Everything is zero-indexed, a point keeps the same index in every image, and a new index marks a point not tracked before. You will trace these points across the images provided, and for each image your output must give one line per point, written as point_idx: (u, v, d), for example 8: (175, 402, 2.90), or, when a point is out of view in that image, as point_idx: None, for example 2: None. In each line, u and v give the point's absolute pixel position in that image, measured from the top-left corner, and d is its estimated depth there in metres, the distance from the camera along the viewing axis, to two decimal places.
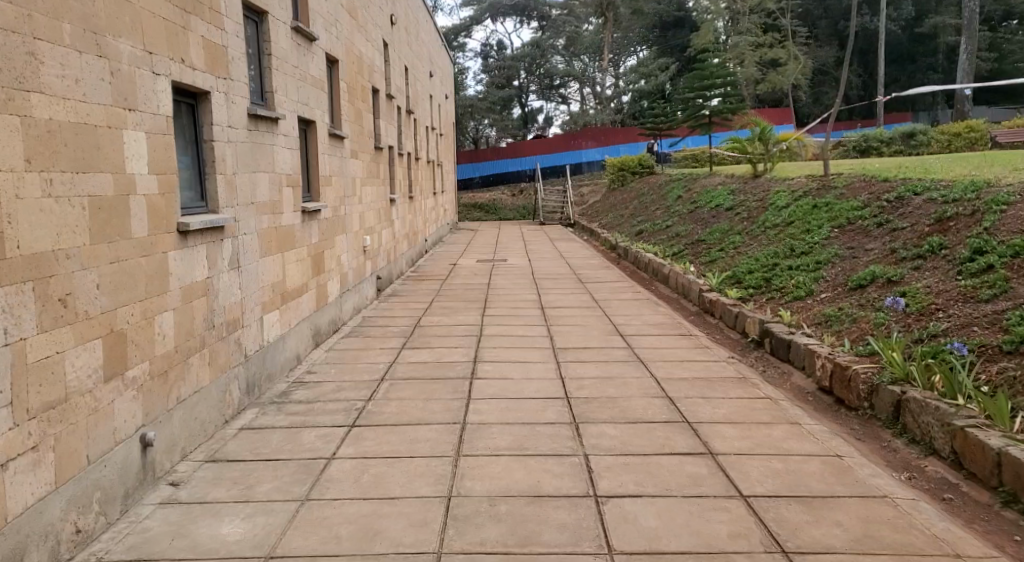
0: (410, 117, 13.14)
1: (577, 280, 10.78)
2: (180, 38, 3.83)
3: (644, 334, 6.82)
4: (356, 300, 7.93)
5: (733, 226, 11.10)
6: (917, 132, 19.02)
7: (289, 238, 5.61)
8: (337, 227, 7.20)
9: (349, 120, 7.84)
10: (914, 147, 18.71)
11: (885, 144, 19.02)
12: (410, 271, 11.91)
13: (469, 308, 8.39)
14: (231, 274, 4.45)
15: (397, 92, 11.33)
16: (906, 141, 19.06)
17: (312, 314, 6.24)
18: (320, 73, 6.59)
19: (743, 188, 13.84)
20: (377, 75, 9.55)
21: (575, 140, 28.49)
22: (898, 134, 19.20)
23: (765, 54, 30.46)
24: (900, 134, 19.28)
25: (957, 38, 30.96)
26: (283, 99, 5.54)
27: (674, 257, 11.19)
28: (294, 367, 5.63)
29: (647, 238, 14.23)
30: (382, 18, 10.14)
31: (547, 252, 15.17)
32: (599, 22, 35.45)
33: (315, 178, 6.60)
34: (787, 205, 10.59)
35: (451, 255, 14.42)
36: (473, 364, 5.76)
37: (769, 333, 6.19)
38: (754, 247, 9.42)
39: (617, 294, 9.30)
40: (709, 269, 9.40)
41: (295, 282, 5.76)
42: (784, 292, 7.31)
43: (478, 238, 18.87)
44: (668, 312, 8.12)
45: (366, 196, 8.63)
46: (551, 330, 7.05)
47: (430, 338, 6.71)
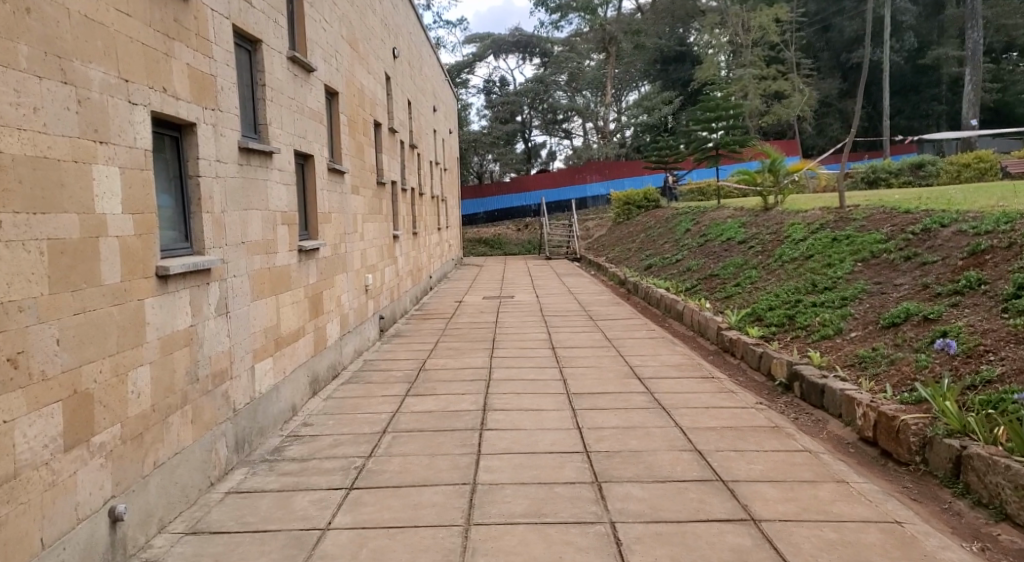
0: (413, 151, 12.89)
1: (587, 317, 10.37)
2: (162, 65, 3.53)
3: (664, 376, 6.39)
4: (357, 342, 7.55)
5: (748, 260, 10.71)
6: (927, 163, 18.77)
7: (283, 280, 5.26)
8: (337, 266, 6.85)
9: (349, 155, 7.56)
10: (923, 178, 18.44)
11: (894, 175, 18.78)
12: (414, 309, 11.51)
13: (476, 349, 7.98)
14: (218, 322, 4.08)
15: (399, 127, 11.09)
16: (915, 172, 18.80)
17: (309, 360, 5.86)
18: (318, 105, 6.32)
19: (754, 221, 13.51)
20: (379, 109, 9.30)
21: (579, 174, 28.31)
22: (907, 165, 18.96)
23: (769, 86, 30.44)
24: (908, 165, 19.04)
25: (960, 69, 30.94)
26: (277, 132, 5.25)
27: (688, 292, 10.79)
28: (288, 418, 5.23)
29: (658, 273, 13.86)
30: (385, 52, 9.95)
31: (554, 288, 14.78)
32: (601, 58, 35.65)
33: (313, 216, 6.27)
34: (804, 238, 10.23)
35: (456, 292, 14.03)
36: (481, 413, 5.34)
37: (798, 376, 5.77)
38: (772, 283, 9.03)
39: (630, 332, 8.88)
40: (726, 305, 8.99)
41: (290, 327, 5.39)
42: (809, 330, 6.91)
43: (483, 273, 18.49)
44: (686, 351, 7.70)
45: (367, 233, 8.30)
46: (564, 373, 6.64)
47: (435, 384, 6.30)
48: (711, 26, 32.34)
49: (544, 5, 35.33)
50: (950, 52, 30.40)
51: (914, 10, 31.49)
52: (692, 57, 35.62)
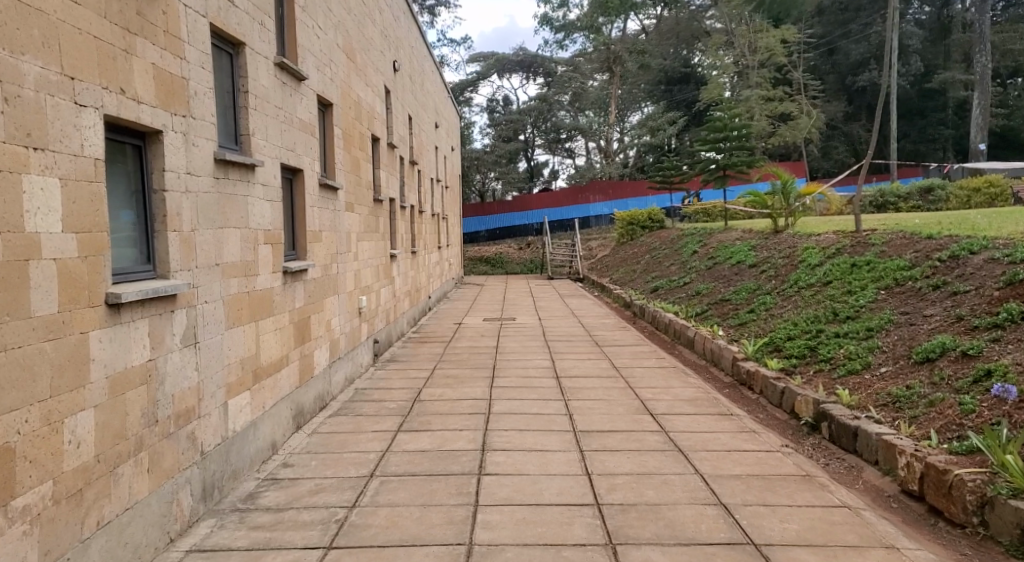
0: (414, 168, 12.49)
1: (593, 343, 9.89)
2: (121, 63, 3.11)
3: (679, 413, 5.90)
4: (348, 369, 7.08)
5: (761, 285, 10.24)
6: (935, 187, 18.39)
7: (264, 305, 4.80)
8: (327, 288, 6.40)
9: (344, 170, 7.13)
10: (933, 203, 18.02)
11: (902, 200, 18.41)
12: (411, 331, 11.04)
13: (475, 377, 7.50)
14: (183, 354, 3.61)
15: (399, 143, 10.69)
16: (924, 196, 18.43)
17: (292, 391, 5.39)
18: (309, 116, 5.92)
19: (765, 244, 13.08)
20: (377, 122, 8.90)
21: (582, 193, 27.95)
22: (915, 190, 18.59)
23: (775, 108, 30.13)
24: (917, 188, 18.63)
25: (967, 93, 30.57)
26: (261, 143, 4.83)
27: (698, 318, 10.31)
28: (267, 458, 4.74)
29: (664, 296, 13.39)
30: (384, 66, 9.58)
31: (557, 310, 14.30)
32: (605, 78, 35.45)
33: (302, 234, 5.83)
34: (820, 263, 9.77)
35: (456, 314, 13.55)
36: (480, 453, 4.85)
37: (827, 415, 5.29)
38: (788, 310, 8.55)
39: (639, 360, 8.39)
40: (739, 333, 8.51)
41: (271, 356, 4.92)
42: (833, 364, 6.43)
43: (484, 293, 18.02)
44: (700, 383, 7.21)
45: (362, 252, 7.86)
46: (570, 407, 6.17)
47: (431, 418, 5.81)
48: (716, 47, 32.16)
49: (548, 24, 35.17)
50: (957, 75, 30.12)
51: (920, 33, 31.24)
52: (697, 78, 35.39)
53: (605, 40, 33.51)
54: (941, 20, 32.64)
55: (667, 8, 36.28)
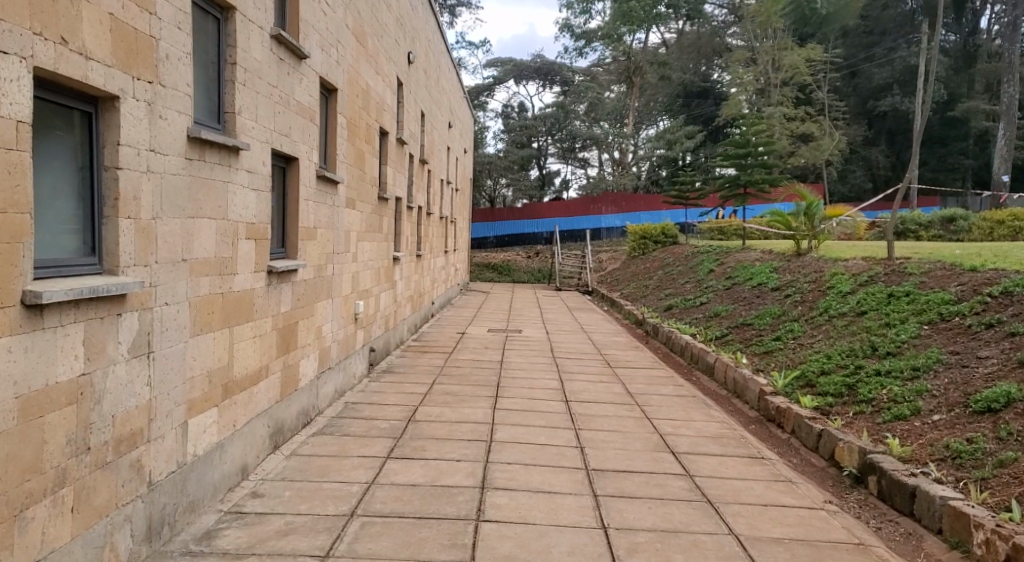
0: (423, 167, 11.90)
1: (604, 363, 9.27)
2: (65, 8, 2.56)
3: (704, 455, 5.28)
4: (339, 381, 6.46)
5: (787, 311, 9.60)
6: (958, 217, 17.60)
7: (241, 308, 4.20)
8: (319, 292, 5.80)
9: (346, 163, 6.53)
10: (955, 233, 17.34)
11: (923, 228, 17.72)
12: (411, 339, 10.42)
13: (477, 396, 6.87)
14: (131, 367, 2.99)
15: (409, 140, 10.09)
16: (946, 226, 17.66)
17: (270, 407, 4.78)
18: (309, 100, 5.32)
19: (787, 266, 12.46)
20: (387, 115, 8.31)
21: (595, 204, 27.35)
22: (937, 218, 17.82)
23: (797, 127, 29.49)
24: (939, 217, 17.78)
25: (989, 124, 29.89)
26: (250, 124, 4.23)
27: (717, 343, 9.67)
28: (234, 485, 4.12)
29: (679, 316, 12.75)
30: (398, 57, 9.00)
31: (565, 324, 13.68)
32: (623, 90, 34.95)
33: (292, 230, 5.21)
34: (852, 291, 9.12)
35: (459, 322, 12.94)
36: (479, 492, 4.23)
37: (876, 468, 4.64)
38: (819, 341, 7.89)
39: (654, 386, 7.75)
40: (765, 363, 7.86)
41: (246, 368, 4.30)
42: (876, 407, 5.76)
43: (489, 302, 17.38)
44: (723, 417, 6.57)
45: (362, 253, 7.25)
46: (581, 439, 5.54)
47: (426, 443, 5.19)
48: (739, 63, 31.61)
49: (568, 31, 34.64)
50: (981, 105, 29.45)
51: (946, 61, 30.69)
52: (716, 94, 34.84)
53: (626, 50, 32.99)
54: (967, 49, 32.01)
55: (689, 22, 35.76)
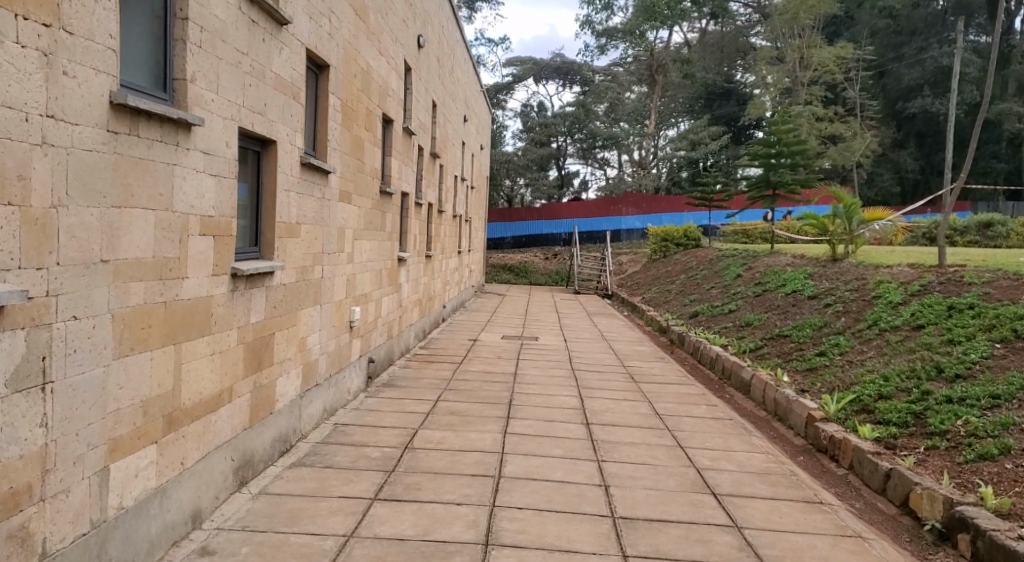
0: (435, 162, 11.15)
1: (628, 377, 8.45)
2: None
3: (752, 498, 4.46)
4: (327, 398, 5.72)
5: (829, 322, 8.70)
6: (996, 223, 16.51)
7: (191, 322, 3.45)
8: (302, 299, 5.05)
9: (339, 151, 5.75)
10: (991, 239, 16.24)
11: (958, 234, 16.69)
12: (417, 346, 9.64)
13: (485, 417, 6.07)
14: (11, 407, 2.30)
15: (418, 132, 9.31)
16: (983, 231, 16.58)
17: (233, 437, 4.02)
18: (291, 74, 4.56)
19: (824, 272, 11.59)
20: (391, 101, 7.54)
21: (615, 205, 26.52)
22: (974, 223, 16.75)
23: (826, 128, 28.42)
24: (975, 222, 16.73)
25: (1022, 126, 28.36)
26: (206, 94, 3.47)
27: (752, 355, 8.81)
28: (182, 536, 3.39)
29: (708, 324, 11.90)
30: (406, 41, 8.22)
31: (583, 331, 12.85)
32: (644, 89, 34.04)
33: (269, 227, 4.46)
34: (904, 301, 8.21)
35: (471, 327, 12.17)
36: (482, 551, 3.45)
37: (967, 523, 3.80)
38: (872, 359, 6.98)
39: (685, 406, 6.91)
40: (811, 382, 6.97)
41: (200, 392, 3.55)
42: (954, 442, 4.84)
43: (504, 305, 16.56)
44: (766, 447, 5.74)
45: (358, 252, 6.49)
46: (605, 476, 4.75)
47: (423, 480, 4.42)
48: (764, 62, 30.60)
49: (589, 28, 33.72)
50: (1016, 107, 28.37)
51: (978, 61, 29.73)
52: (739, 95, 34.15)
53: (648, 48, 31.95)
54: (1000, 50, 30.79)
55: (713, 20, 34.83)
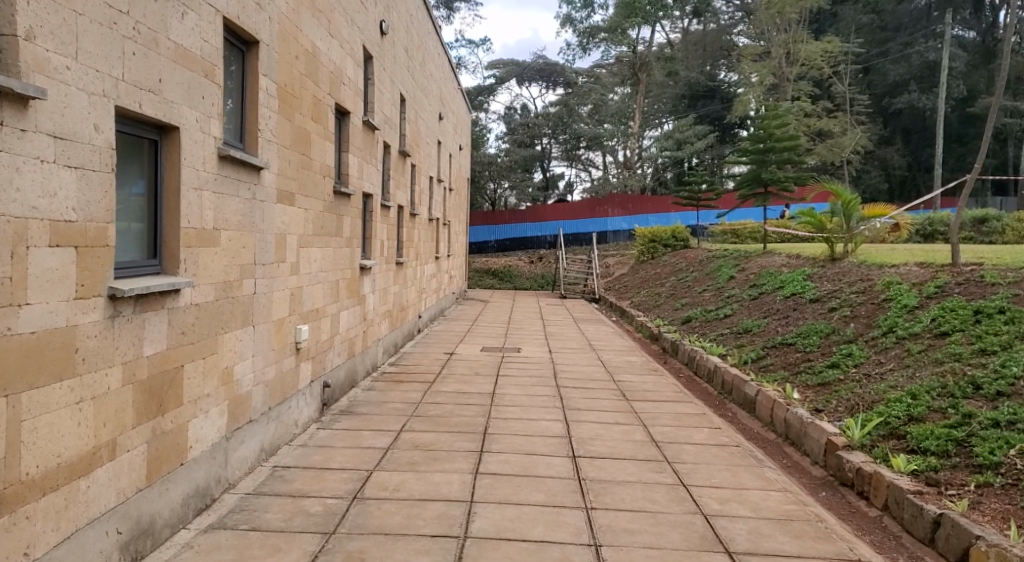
0: (406, 160, 10.29)
1: (618, 393, 7.64)
2: None
3: (773, 558, 3.66)
4: (263, 435, 4.89)
5: (838, 329, 7.91)
6: (991, 218, 15.87)
7: (38, 366, 2.60)
8: (224, 321, 4.22)
9: (275, 143, 4.88)
10: (987, 235, 15.57)
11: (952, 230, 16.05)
12: (387, 363, 8.77)
13: (454, 452, 5.24)
14: None
15: (383, 127, 8.43)
16: (978, 227, 15.94)
17: (121, 503, 3.17)
18: (197, 45, 3.70)
19: (824, 272, 10.84)
20: (346, 89, 6.67)
21: (600, 206, 25.78)
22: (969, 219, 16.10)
23: (815, 124, 27.73)
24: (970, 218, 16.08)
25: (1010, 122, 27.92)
26: (49, 59, 2.62)
27: (754, 366, 8.03)
28: None
29: (702, 330, 11.12)
30: (364, 24, 7.32)
31: (570, 339, 12.03)
32: (628, 90, 33.34)
33: (172, 235, 3.62)
34: (920, 304, 7.43)
35: (449, 338, 11.33)
36: None
37: None
38: (893, 372, 6.16)
39: (684, 430, 6.08)
40: (826, 400, 6.15)
41: (57, 455, 2.73)
42: (1010, 478, 4.05)
43: (487, 313, 15.72)
44: (781, 482, 4.93)
45: (306, 262, 5.64)
46: (595, 528, 3.92)
47: (369, 546, 3.58)
48: (749, 59, 29.98)
49: (570, 27, 32.60)
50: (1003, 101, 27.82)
51: (964, 56, 29.36)
52: (724, 94, 33.71)
53: (630, 46, 30.93)
54: (986, 45, 30.35)
55: (696, 19, 34.21)
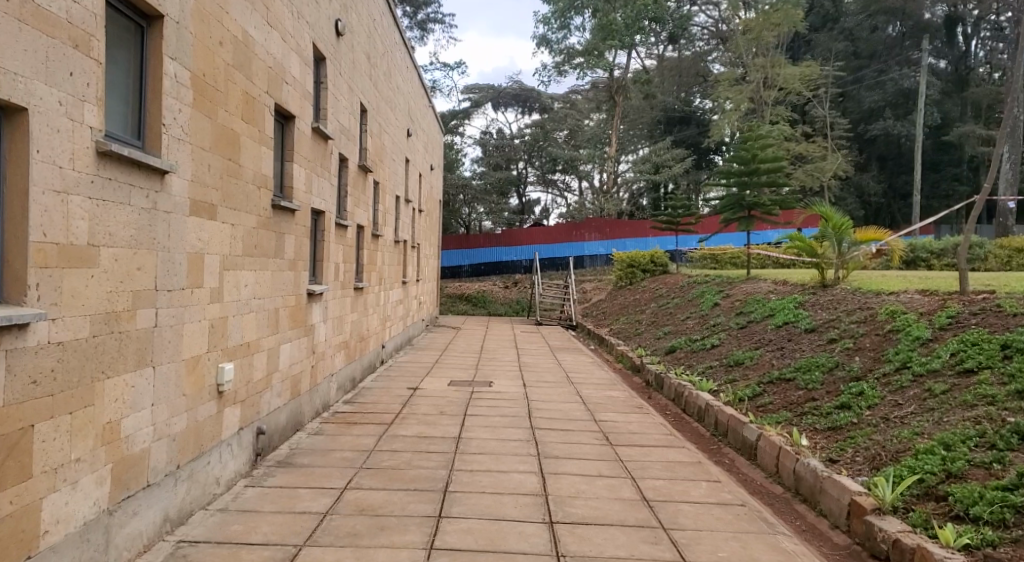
0: (367, 176, 9.42)
1: (600, 435, 6.78)
2: None
3: None
4: (169, 500, 3.93)
5: (842, 363, 7.14)
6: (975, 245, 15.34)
7: None
8: (107, 363, 3.30)
9: (187, 142, 3.99)
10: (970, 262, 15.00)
11: (936, 256, 15.50)
12: (340, 401, 7.82)
13: (407, 518, 4.34)
14: None
15: (338, 137, 7.57)
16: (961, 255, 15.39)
17: None
18: (62, 9, 2.87)
19: (816, 299, 10.14)
20: (290, 88, 5.81)
21: (577, 230, 25.04)
22: (952, 245, 15.57)
23: (794, 148, 27.36)
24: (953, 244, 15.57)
25: (983, 150, 27.76)
26: None
27: (750, 404, 7.22)
28: None
29: (687, 361, 10.35)
30: (314, 20, 6.49)
31: (544, 371, 11.17)
32: (604, 115, 32.93)
33: (14, 252, 2.74)
34: (934, 337, 6.68)
35: (414, 371, 10.40)
36: None
37: None
38: (917, 416, 5.36)
39: (679, 485, 5.23)
40: (843, 448, 5.33)
41: None
42: None
43: (457, 341, 14.80)
44: (798, 554, 4.10)
45: (231, 287, 4.73)
46: None
47: None
48: (726, 84, 29.59)
49: (546, 48, 31.39)
50: (977, 129, 27.66)
51: (939, 84, 29.30)
52: (698, 120, 33.59)
53: (607, 70, 30.28)
54: (958, 73, 30.38)
55: (671, 45, 34.08)
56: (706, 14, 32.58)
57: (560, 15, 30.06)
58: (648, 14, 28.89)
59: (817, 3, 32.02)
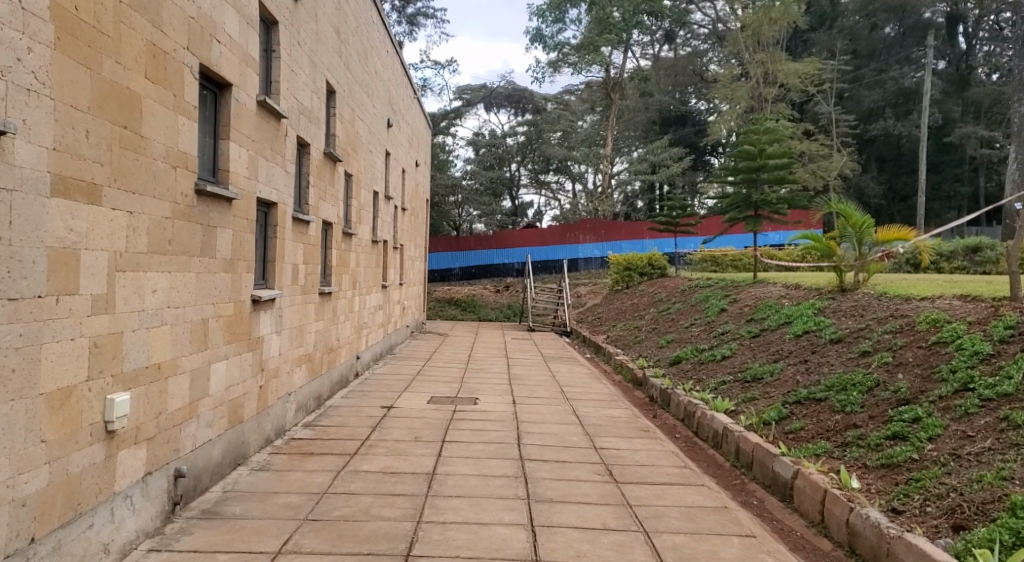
0: (336, 165, 8.32)
1: (601, 469, 5.69)
2: None
3: None
4: None
5: (885, 381, 6.07)
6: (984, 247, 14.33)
7: None
8: None
9: (38, 94, 2.90)
10: (981, 265, 13.91)
11: (944, 259, 14.45)
12: (298, 425, 6.70)
13: None
14: None
15: (293, 116, 6.45)
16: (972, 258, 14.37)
17: None
18: None
19: (839, 305, 9.09)
20: (220, 47, 4.70)
21: (571, 232, 23.99)
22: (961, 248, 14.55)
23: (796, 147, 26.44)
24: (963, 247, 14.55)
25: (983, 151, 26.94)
26: None
27: (777, 431, 6.13)
28: None
29: (695, 375, 9.29)
30: None
31: (536, 384, 10.12)
32: (598, 115, 31.92)
33: None
34: (996, 353, 5.60)
35: (390, 385, 9.32)
36: None
37: None
38: (1000, 457, 4.27)
39: (707, 542, 4.17)
40: (911, 494, 4.25)
41: None
42: None
43: (442, 350, 13.70)
44: None
45: (126, 293, 3.61)
46: None
47: None
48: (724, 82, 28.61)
49: (540, 44, 30.26)
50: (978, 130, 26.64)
51: (940, 83, 28.44)
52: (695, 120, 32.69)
53: (603, 66, 29.04)
54: (959, 73, 29.41)
55: (668, 45, 33.48)
56: (703, 12, 31.80)
57: (555, 7, 28.94)
58: (644, 10, 27.93)
59: (815, 2, 31.15)
